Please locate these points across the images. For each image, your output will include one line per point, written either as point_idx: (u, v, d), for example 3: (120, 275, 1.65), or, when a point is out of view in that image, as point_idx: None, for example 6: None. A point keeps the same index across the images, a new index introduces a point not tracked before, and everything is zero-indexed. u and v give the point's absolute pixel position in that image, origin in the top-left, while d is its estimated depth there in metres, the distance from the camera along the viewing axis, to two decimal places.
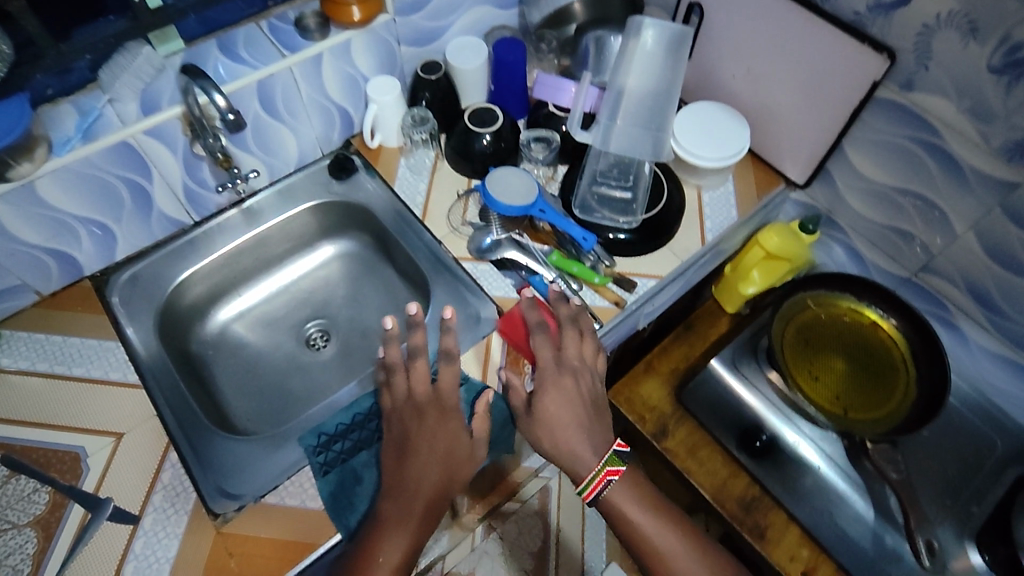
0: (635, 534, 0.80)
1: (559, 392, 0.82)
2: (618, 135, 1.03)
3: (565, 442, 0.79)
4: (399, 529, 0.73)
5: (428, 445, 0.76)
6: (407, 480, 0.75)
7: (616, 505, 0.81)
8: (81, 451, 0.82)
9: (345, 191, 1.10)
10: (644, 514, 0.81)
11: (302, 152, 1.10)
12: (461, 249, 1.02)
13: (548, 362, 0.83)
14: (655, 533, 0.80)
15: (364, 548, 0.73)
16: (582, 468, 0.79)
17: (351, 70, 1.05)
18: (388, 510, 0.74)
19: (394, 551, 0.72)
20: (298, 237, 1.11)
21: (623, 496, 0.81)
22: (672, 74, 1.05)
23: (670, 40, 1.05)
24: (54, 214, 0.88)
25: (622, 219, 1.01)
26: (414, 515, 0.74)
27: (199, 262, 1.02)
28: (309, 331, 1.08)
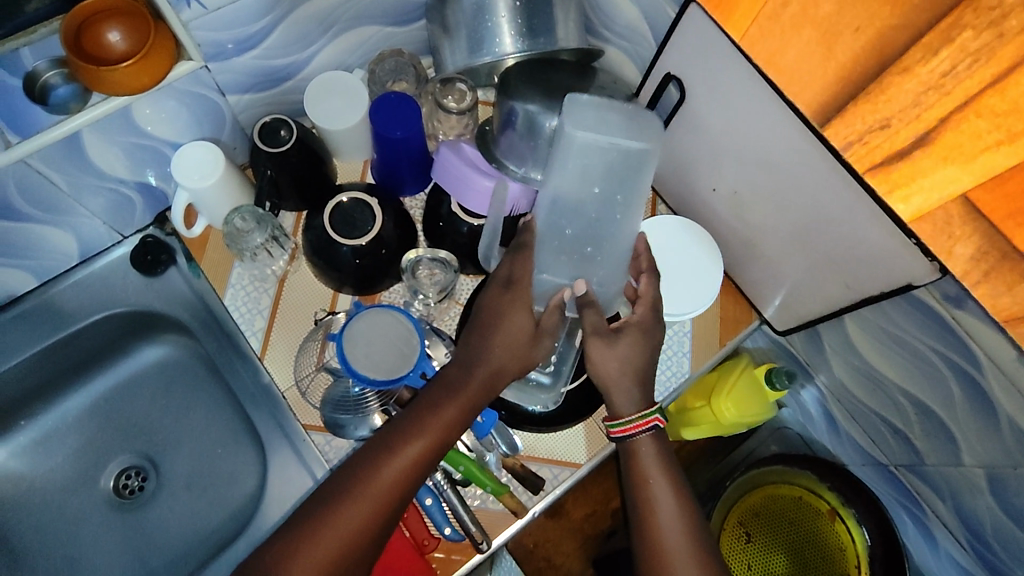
0: (639, 492, 0.66)
1: (648, 321, 0.69)
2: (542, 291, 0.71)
3: (616, 380, 0.67)
4: (453, 399, 0.64)
5: (502, 330, 0.67)
6: (469, 356, 0.67)
7: (637, 455, 0.67)
8: None
9: (153, 294, 0.80)
10: (659, 470, 0.66)
11: (87, 239, 0.77)
12: (311, 414, 0.75)
13: (647, 295, 0.70)
14: (658, 499, 0.65)
15: (415, 409, 0.64)
16: (625, 405, 0.67)
17: (142, 137, 0.69)
18: (445, 379, 0.66)
19: (449, 420, 0.64)
20: (105, 344, 0.83)
21: (649, 446, 0.67)
22: (624, 199, 0.70)
23: (637, 134, 0.66)
24: None
25: (539, 395, 0.74)
26: (474, 392, 0.65)
27: None
28: (115, 476, 0.84)
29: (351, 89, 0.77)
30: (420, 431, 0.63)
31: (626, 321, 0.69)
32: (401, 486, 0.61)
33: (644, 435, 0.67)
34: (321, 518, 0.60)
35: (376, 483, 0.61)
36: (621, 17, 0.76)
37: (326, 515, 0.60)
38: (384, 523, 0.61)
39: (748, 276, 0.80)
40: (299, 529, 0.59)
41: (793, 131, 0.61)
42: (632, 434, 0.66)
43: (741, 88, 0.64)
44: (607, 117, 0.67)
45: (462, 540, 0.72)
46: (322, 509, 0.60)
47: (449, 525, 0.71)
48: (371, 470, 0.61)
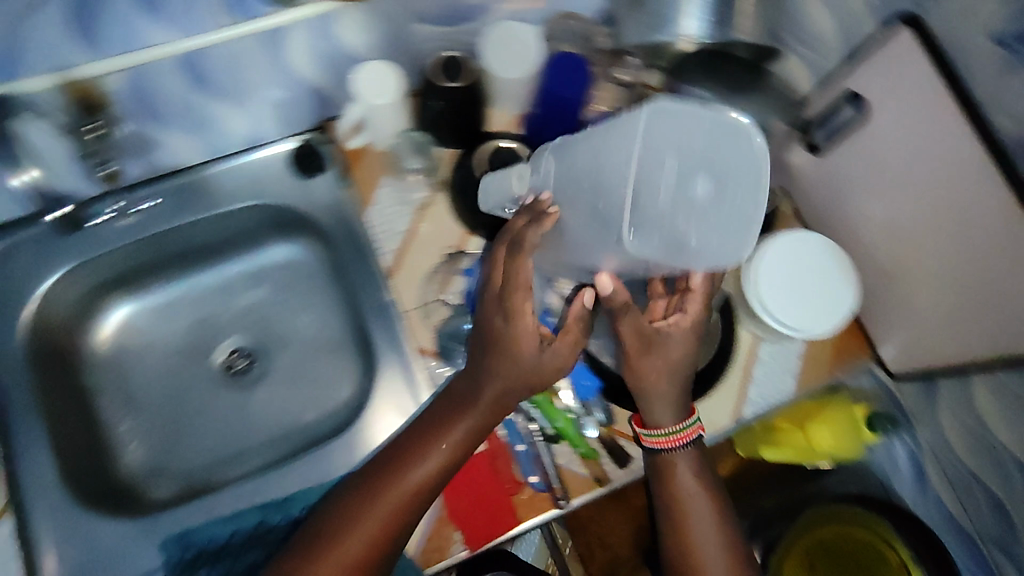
0: (676, 513, 0.69)
1: (695, 321, 0.67)
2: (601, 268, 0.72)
3: (657, 391, 0.69)
4: (457, 422, 0.66)
5: (507, 356, 0.65)
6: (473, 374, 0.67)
7: (672, 466, 0.70)
8: None
9: (301, 193, 0.84)
10: (700, 492, 0.69)
11: (257, 128, 0.82)
12: (422, 337, 0.79)
13: (697, 290, 0.66)
14: (696, 513, 0.69)
15: (422, 434, 0.67)
16: (662, 413, 0.69)
17: (334, 44, 0.73)
18: (450, 404, 0.68)
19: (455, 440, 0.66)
20: (245, 230, 0.88)
21: (686, 462, 0.70)
22: (685, 268, 0.59)
23: (709, 220, 0.55)
24: None
25: None
26: (478, 414, 0.67)
27: (92, 254, 0.79)
28: (226, 350, 0.89)
29: (525, 41, 0.78)
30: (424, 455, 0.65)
31: (671, 323, 0.67)
32: (411, 501, 0.64)
33: (685, 447, 0.70)
34: (335, 533, 0.62)
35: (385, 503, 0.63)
36: (812, 28, 0.76)
37: (340, 529, 0.62)
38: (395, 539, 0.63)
39: (876, 310, 0.79)
40: (314, 540, 0.62)
41: (971, 165, 0.61)
42: (667, 447, 0.70)
43: (926, 115, 0.64)
44: (664, 196, 0.57)
45: (541, 492, 0.72)
46: (334, 523, 0.63)
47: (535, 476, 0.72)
48: (376, 493, 0.64)
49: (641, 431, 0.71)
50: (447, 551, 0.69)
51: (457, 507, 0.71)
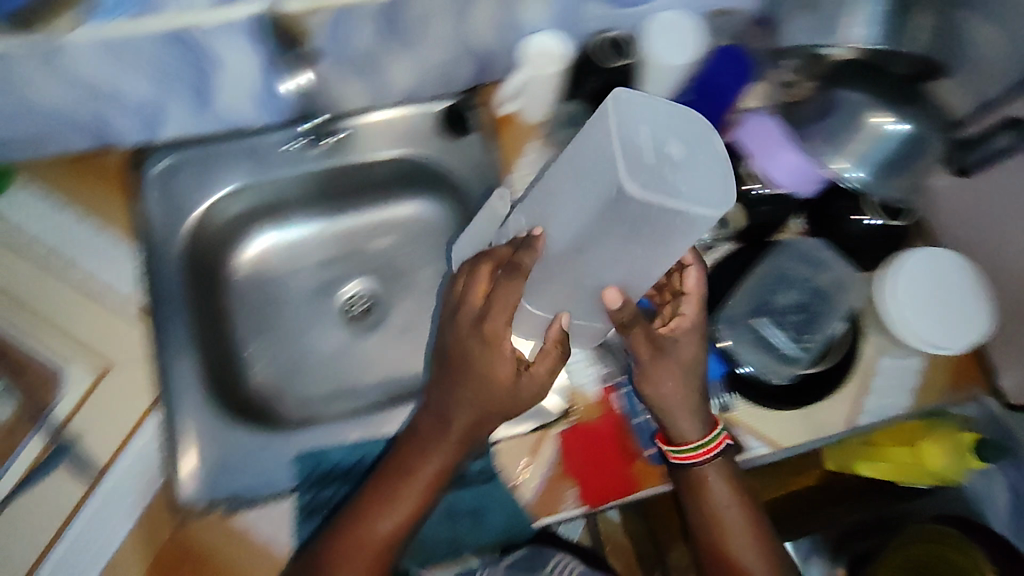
0: (714, 530, 0.71)
1: (695, 321, 0.69)
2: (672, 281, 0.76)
3: (674, 404, 0.69)
4: (431, 461, 0.67)
5: (481, 397, 0.65)
6: (441, 403, 0.67)
7: (701, 477, 0.71)
8: (62, 375, 0.73)
9: (448, 151, 0.87)
10: (732, 499, 0.71)
11: (417, 84, 0.85)
12: None
13: (693, 293, 0.68)
14: (730, 518, 0.71)
15: (395, 470, 0.68)
16: (679, 427, 0.70)
17: (512, 10, 0.76)
18: (425, 439, 0.68)
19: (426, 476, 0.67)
20: (382, 180, 0.90)
21: (715, 473, 0.71)
22: (669, 232, 0.56)
23: (694, 171, 0.55)
24: (93, 82, 0.69)
25: (773, 370, 0.79)
26: (447, 450, 0.68)
27: (251, 180, 0.84)
28: (350, 291, 0.93)
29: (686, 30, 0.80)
30: (405, 486, 0.67)
31: (674, 327, 0.69)
32: (393, 536, 0.67)
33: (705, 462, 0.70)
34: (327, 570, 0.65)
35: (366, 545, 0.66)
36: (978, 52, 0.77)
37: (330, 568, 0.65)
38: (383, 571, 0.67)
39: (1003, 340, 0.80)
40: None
41: None
42: (699, 463, 0.70)
43: None
44: (647, 151, 0.54)
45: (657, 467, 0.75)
46: (326, 561, 0.65)
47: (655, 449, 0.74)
48: (361, 523, 0.67)
49: (667, 447, 0.71)
50: (562, 505, 0.72)
51: (575, 471, 0.73)
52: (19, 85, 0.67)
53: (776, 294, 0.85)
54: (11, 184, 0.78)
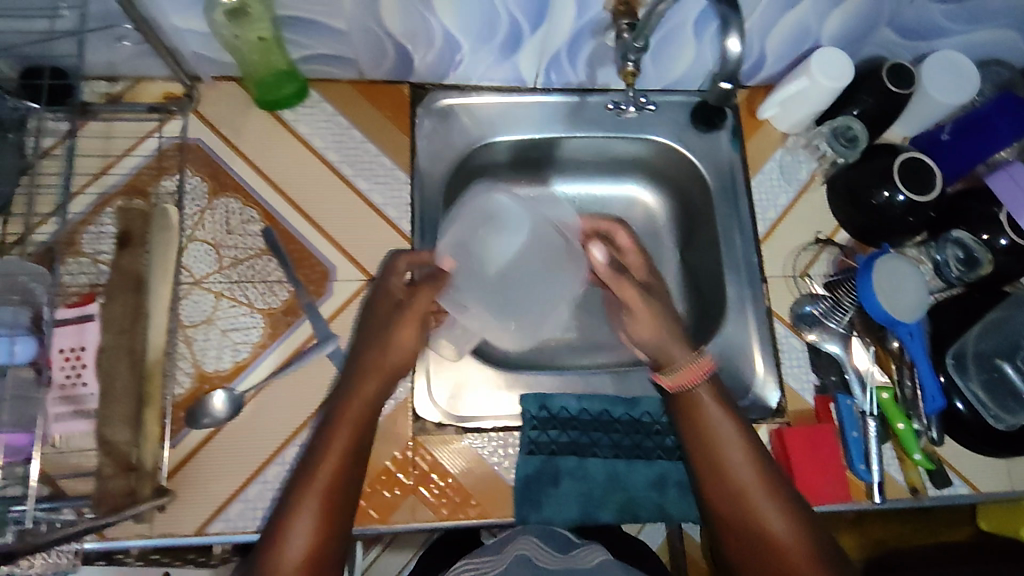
0: (711, 452, 0.68)
1: (648, 271, 0.79)
2: (902, 304, 0.78)
3: (670, 343, 0.73)
4: (351, 400, 0.67)
5: (386, 335, 0.71)
6: (348, 392, 0.68)
7: (694, 404, 0.70)
8: (332, 272, 0.78)
9: (698, 145, 0.90)
10: (733, 434, 0.68)
11: (685, 75, 0.88)
12: (781, 305, 0.85)
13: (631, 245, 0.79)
14: (732, 456, 0.67)
15: (327, 417, 0.67)
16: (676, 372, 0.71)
17: (815, 23, 0.78)
18: (349, 380, 0.69)
19: (356, 412, 0.67)
20: (621, 157, 0.94)
21: (706, 395, 0.70)
22: None
23: None
24: (429, 20, 0.73)
25: (1007, 416, 0.80)
26: (370, 392, 0.68)
27: (515, 134, 0.88)
28: None
29: (960, 66, 0.82)
30: (308, 481, 0.62)
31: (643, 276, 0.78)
32: (312, 548, 0.60)
33: (696, 387, 0.70)
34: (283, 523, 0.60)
35: (311, 491, 0.62)
36: None
37: (286, 524, 0.60)
38: (337, 517, 0.62)
39: None
40: (270, 535, 0.60)
41: None
42: (688, 386, 0.70)
43: None
44: None
45: (860, 482, 0.79)
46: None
47: (867, 464, 0.79)
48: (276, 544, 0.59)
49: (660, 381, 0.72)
50: None
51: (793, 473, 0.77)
52: (370, 12, 0.71)
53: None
54: (306, 94, 0.82)
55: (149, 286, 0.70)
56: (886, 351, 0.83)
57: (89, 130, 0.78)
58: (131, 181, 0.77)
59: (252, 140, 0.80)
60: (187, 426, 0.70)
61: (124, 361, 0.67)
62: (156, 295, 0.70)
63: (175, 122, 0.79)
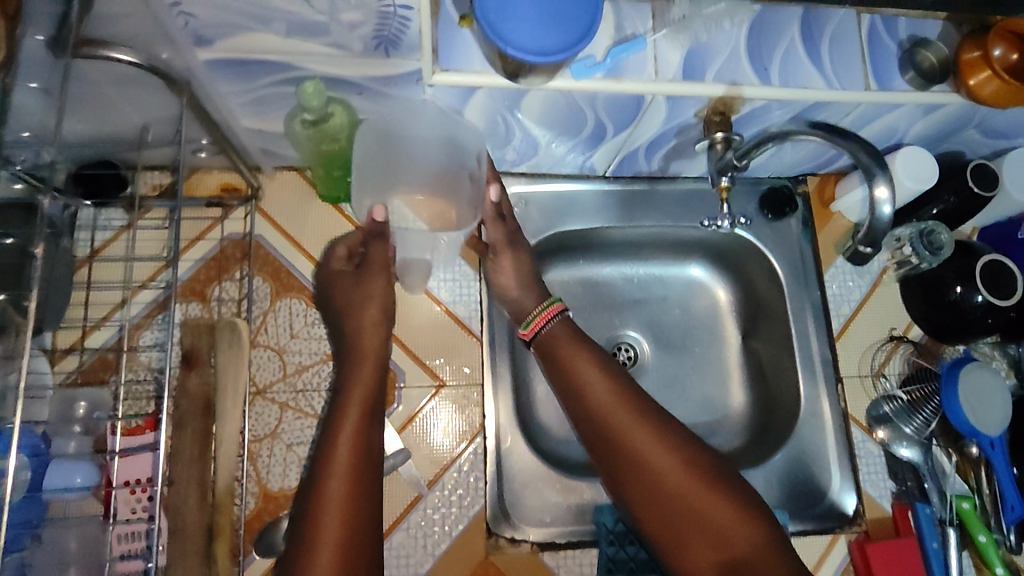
0: (592, 405, 0.68)
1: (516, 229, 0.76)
2: (990, 418, 0.76)
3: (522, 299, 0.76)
4: (358, 377, 0.65)
5: (355, 296, 0.70)
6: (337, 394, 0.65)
7: (556, 350, 0.71)
8: (399, 376, 0.77)
9: (769, 234, 0.88)
10: (597, 370, 0.69)
11: (758, 166, 0.86)
12: (857, 407, 0.84)
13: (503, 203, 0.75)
14: (602, 390, 0.68)
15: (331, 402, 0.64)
16: (545, 332, 0.73)
17: (903, 127, 0.76)
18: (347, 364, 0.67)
19: (365, 385, 0.65)
20: (685, 241, 0.91)
21: (564, 338, 0.72)
22: (438, 94, 0.64)
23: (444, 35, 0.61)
24: (513, 122, 0.70)
25: None
26: (367, 370, 0.66)
27: (584, 224, 0.87)
28: (618, 342, 0.92)
29: None
30: (322, 480, 0.58)
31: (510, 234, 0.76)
32: (346, 544, 0.55)
33: (550, 327, 0.72)
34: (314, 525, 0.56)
35: (334, 466, 0.59)
36: None
37: (314, 518, 0.56)
38: (370, 508, 0.58)
39: None
40: (304, 535, 0.56)
41: None
42: (546, 324, 0.73)
43: None
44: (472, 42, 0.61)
45: None
46: None
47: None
48: (316, 545, 0.55)
49: (520, 328, 0.74)
50: None
51: None
52: (453, 118, 0.68)
53: None
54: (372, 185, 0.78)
55: (217, 411, 0.67)
56: (963, 455, 0.81)
57: (142, 228, 0.74)
58: (188, 283, 0.74)
59: (314, 238, 0.77)
60: (256, 550, 0.67)
61: (193, 493, 0.64)
62: (226, 422, 0.67)
63: (237, 218, 0.77)
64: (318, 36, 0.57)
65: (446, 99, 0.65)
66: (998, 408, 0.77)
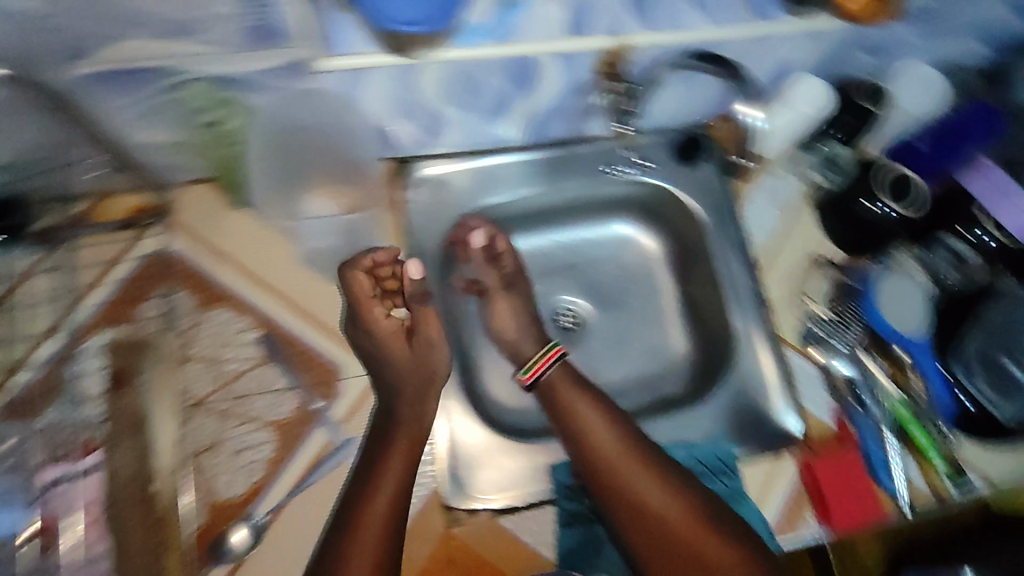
0: (592, 454, 0.72)
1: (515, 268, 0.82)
2: (899, 309, 0.86)
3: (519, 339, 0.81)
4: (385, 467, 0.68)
5: (387, 374, 0.73)
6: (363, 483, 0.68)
7: (560, 397, 0.75)
8: (340, 372, 0.75)
9: (685, 181, 0.90)
10: (598, 420, 0.73)
11: (667, 117, 0.90)
12: (788, 328, 0.88)
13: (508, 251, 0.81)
14: (603, 440, 0.72)
15: (354, 487, 0.68)
16: (550, 375, 0.77)
17: (789, 55, 0.79)
18: (376, 447, 0.70)
19: (393, 473, 0.68)
20: (609, 198, 0.93)
21: (565, 387, 0.76)
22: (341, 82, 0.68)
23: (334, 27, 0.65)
24: (417, 98, 0.73)
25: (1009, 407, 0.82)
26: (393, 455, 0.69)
27: (505, 196, 0.87)
28: (562, 307, 0.93)
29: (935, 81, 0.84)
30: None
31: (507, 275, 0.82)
32: None
33: (547, 374, 0.77)
34: None
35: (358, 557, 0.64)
36: None
37: None
38: None
39: None
40: None
41: None
42: (545, 369, 0.77)
43: None
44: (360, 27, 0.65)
45: (887, 493, 0.80)
46: None
47: (889, 471, 0.80)
48: None
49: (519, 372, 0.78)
50: (801, 518, 0.80)
51: (819, 497, 0.80)
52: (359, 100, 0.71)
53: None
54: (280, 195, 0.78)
55: (151, 424, 0.68)
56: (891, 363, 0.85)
57: (57, 256, 0.73)
58: (111, 307, 0.73)
59: (236, 241, 0.77)
60: (211, 561, 0.67)
61: (136, 510, 0.65)
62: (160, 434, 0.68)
63: (153, 236, 0.76)
64: (188, 35, 0.57)
65: (344, 83, 0.68)
66: (906, 305, 0.86)
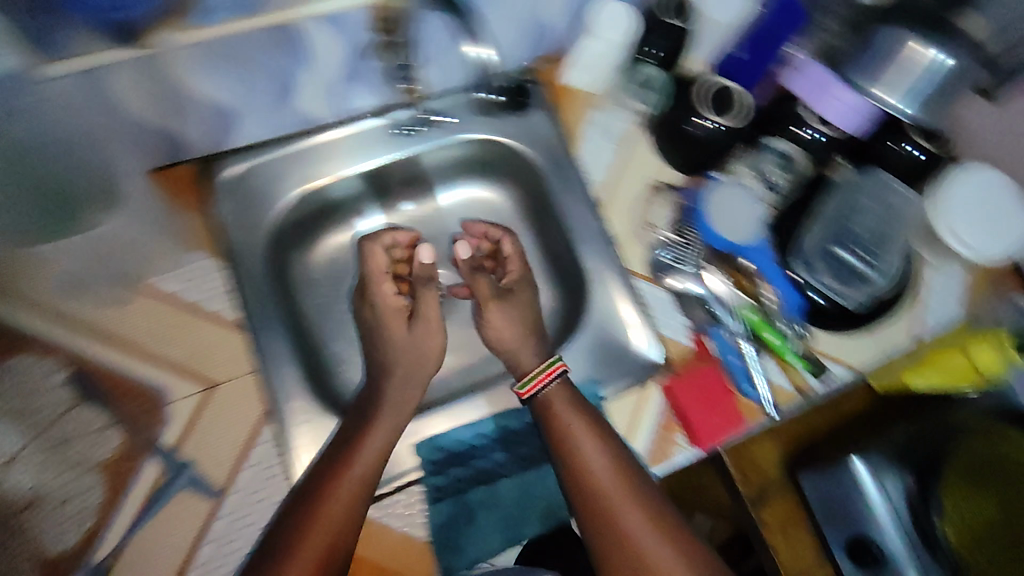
0: (580, 475, 0.71)
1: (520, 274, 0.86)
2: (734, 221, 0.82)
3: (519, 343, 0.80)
4: (329, 511, 0.66)
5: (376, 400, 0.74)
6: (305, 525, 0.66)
7: (554, 413, 0.74)
8: (163, 397, 0.72)
9: (512, 132, 0.89)
10: (589, 439, 0.72)
11: (481, 66, 0.86)
12: (635, 261, 0.87)
13: (513, 255, 0.86)
14: (596, 463, 0.71)
15: (295, 529, 0.66)
16: (552, 392, 0.75)
17: None
18: (321, 484, 0.67)
19: (338, 517, 0.66)
20: (439, 161, 0.91)
21: (563, 403, 0.74)
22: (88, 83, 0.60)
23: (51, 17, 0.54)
24: (180, 89, 0.67)
25: (848, 292, 0.83)
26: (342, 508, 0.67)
27: (326, 177, 0.84)
28: None
29: None
30: None
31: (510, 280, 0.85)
32: None
33: (547, 390, 0.75)
34: None
35: None
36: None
37: None
38: None
39: None
40: None
41: None
42: (542, 388, 0.75)
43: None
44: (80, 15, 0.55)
45: (752, 402, 0.82)
46: None
47: (754, 385, 0.81)
48: None
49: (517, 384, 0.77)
50: (672, 444, 0.80)
51: (686, 421, 0.80)
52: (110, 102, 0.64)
53: (852, 221, 0.86)
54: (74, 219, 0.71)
55: None
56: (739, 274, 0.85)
57: None
58: None
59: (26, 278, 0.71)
60: None
61: None
62: None
63: None
64: None
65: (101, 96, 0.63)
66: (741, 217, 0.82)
